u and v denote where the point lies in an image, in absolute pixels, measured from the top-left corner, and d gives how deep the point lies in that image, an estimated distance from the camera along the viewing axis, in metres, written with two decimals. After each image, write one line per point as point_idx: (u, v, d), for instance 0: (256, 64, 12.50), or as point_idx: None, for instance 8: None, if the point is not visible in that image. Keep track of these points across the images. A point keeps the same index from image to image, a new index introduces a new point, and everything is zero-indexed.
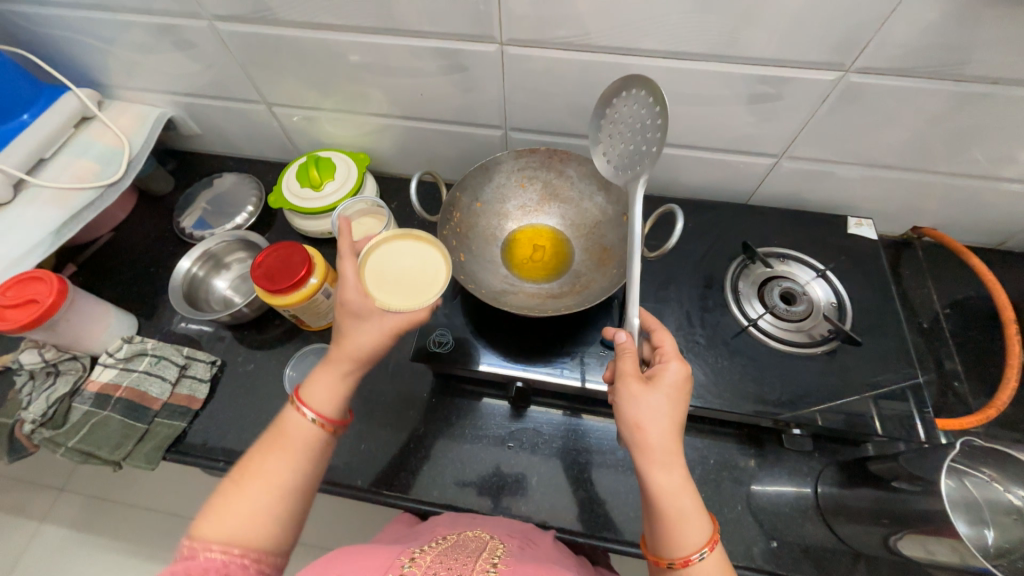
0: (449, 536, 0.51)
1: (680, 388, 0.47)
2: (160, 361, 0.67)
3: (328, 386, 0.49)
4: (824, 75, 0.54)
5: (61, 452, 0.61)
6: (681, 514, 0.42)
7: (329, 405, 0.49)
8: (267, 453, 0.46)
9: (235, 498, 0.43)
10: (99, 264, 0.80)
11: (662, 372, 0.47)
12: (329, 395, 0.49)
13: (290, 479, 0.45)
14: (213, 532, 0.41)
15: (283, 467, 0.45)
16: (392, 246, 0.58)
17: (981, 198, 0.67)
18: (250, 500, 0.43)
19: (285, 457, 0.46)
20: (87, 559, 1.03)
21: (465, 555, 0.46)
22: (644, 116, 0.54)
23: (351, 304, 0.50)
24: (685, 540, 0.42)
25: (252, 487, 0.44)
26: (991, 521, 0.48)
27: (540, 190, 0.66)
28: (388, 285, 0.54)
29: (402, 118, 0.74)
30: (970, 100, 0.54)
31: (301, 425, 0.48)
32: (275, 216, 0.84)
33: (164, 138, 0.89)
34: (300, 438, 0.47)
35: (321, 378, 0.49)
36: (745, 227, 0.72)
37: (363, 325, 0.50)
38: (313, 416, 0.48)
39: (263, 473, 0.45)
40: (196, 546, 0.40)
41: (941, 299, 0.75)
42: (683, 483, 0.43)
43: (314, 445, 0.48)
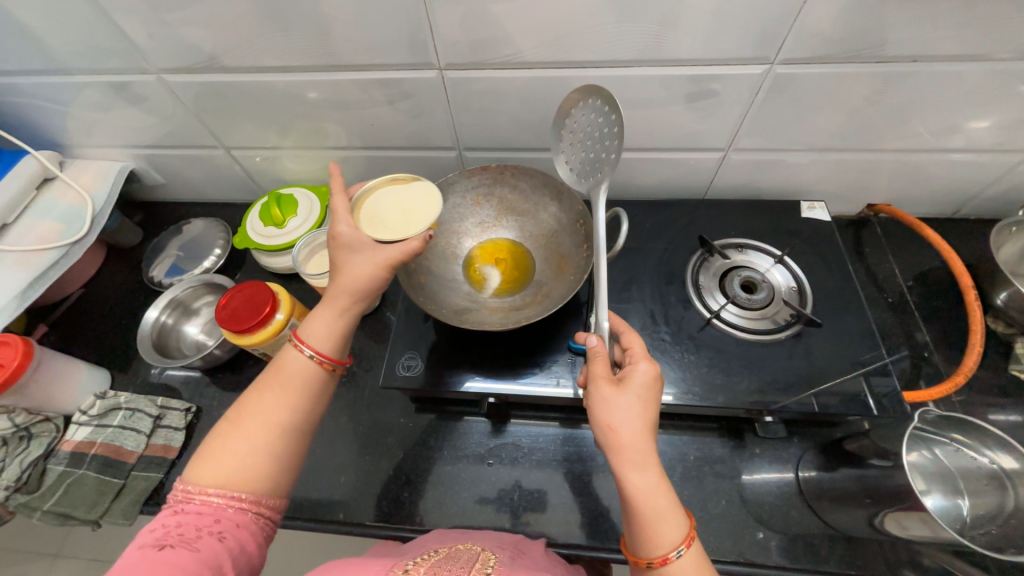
0: (440, 549, 0.50)
1: (650, 388, 0.47)
2: (135, 414, 0.67)
3: (324, 324, 0.50)
4: (753, 69, 0.56)
5: (37, 516, 0.59)
6: (659, 512, 0.42)
7: (326, 342, 0.49)
8: (264, 391, 0.47)
9: (230, 439, 0.44)
10: (70, 322, 0.80)
11: (632, 371, 0.47)
12: (325, 333, 0.49)
13: (287, 418, 0.46)
14: (208, 476, 0.43)
15: (282, 405, 0.46)
16: (378, 192, 0.59)
17: (928, 169, 0.68)
18: (247, 440, 0.44)
19: (283, 395, 0.47)
20: None
21: (458, 566, 0.45)
22: (602, 124, 0.56)
23: (344, 236, 0.51)
24: (663, 538, 0.41)
25: (249, 426, 0.45)
26: (966, 491, 0.49)
27: (496, 206, 0.67)
28: (381, 223, 0.55)
29: (359, 148, 0.76)
30: (898, 78, 0.55)
31: (298, 361, 0.48)
32: (245, 256, 0.85)
33: (129, 190, 0.90)
34: (298, 376, 0.48)
35: (318, 316, 0.50)
36: (703, 221, 0.73)
37: (357, 258, 0.51)
38: (310, 352, 0.48)
39: (259, 413, 0.45)
40: (191, 489, 0.42)
41: (904, 272, 0.76)
42: (658, 480, 0.43)
43: (312, 381, 0.48)
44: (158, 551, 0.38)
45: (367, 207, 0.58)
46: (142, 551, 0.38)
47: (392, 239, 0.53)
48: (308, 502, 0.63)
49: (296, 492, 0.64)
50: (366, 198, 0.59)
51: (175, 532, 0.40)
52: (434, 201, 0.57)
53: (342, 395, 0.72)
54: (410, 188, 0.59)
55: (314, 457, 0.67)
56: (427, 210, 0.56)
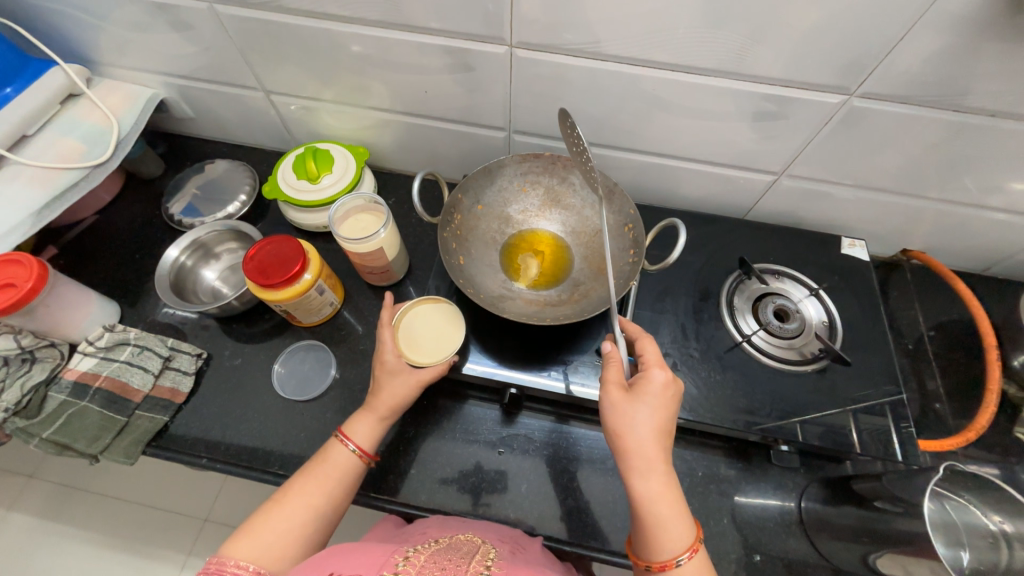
0: (440, 539, 0.50)
1: (661, 397, 0.47)
2: (144, 352, 0.65)
3: (369, 427, 0.55)
4: (830, 98, 0.55)
5: (34, 443, 0.59)
6: (661, 521, 0.43)
7: (369, 441, 0.54)
8: (308, 478, 0.51)
9: (273, 516, 0.48)
10: (82, 248, 0.77)
11: (645, 379, 0.48)
12: (370, 431, 0.54)
13: (325, 505, 0.50)
14: (244, 549, 0.45)
15: (321, 493, 0.50)
16: (417, 308, 0.63)
17: (971, 225, 0.68)
18: (285, 518, 0.48)
19: (324, 484, 0.51)
20: (56, 546, 1.03)
21: (458, 557, 0.45)
22: None
23: (388, 363, 0.55)
24: (665, 546, 0.43)
25: (292, 506, 0.49)
26: (967, 543, 0.49)
27: (542, 195, 0.65)
28: (416, 344, 0.59)
29: (403, 113, 0.73)
30: (966, 130, 0.55)
31: (341, 455, 0.53)
32: (269, 207, 0.82)
33: (154, 119, 0.86)
34: (342, 469, 0.52)
35: (363, 416, 0.55)
36: (742, 241, 0.72)
37: (396, 382, 0.55)
38: (353, 447, 0.53)
39: (304, 492, 0.50)
40: (224, 560, 0.44)
41: (926, 321, 0.76)
42: (665, 492, 0.44)
43: (349, 474, 0.53)
44: None
45: (405, 323, 0.61)
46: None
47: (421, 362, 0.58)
48: None
49: (301, 453, 0.62)
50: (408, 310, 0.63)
51: None
52: (461, 328, 0.61)
53: (357, 362, 0.68)
54: (444, 311, 0.63)
55: (324, 422, 0.64)
56: (455, 337, 0.60)
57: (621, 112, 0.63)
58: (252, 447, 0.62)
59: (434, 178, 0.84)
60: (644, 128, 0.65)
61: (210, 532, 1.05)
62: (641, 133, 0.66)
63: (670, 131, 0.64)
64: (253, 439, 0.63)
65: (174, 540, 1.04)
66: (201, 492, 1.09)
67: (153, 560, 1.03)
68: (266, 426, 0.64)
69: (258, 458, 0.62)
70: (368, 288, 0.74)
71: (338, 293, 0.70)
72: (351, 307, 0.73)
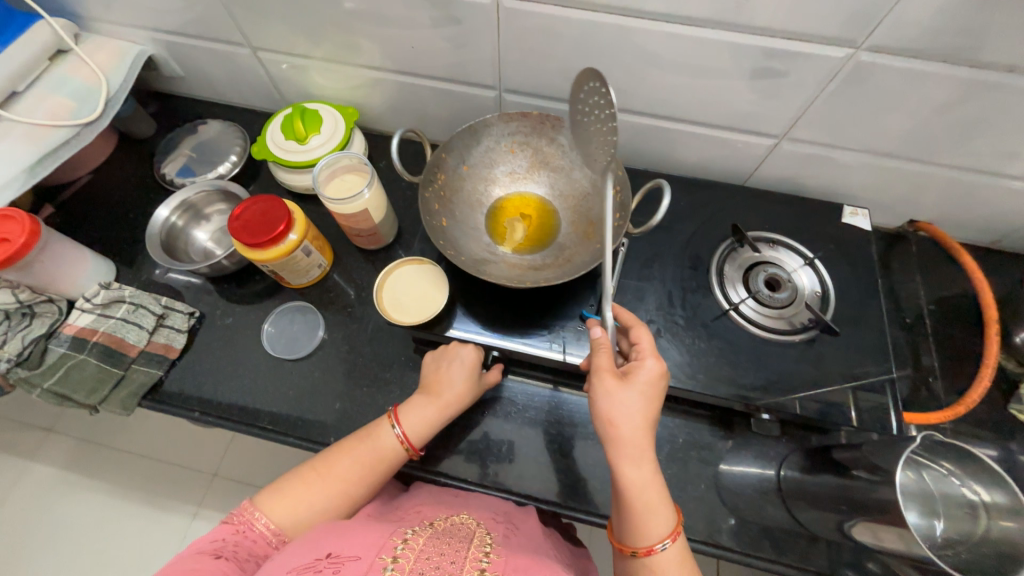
0: (437, 520, 0.51)
1: (654, 385, 0.47)
2: (138, 309, 0.66)
3: (421, 418, 0.56)
4: (835, 52, 0.51)
5: (37, 392, 0.62)
6: (648, 507, 0.43)
7: (416, 432, 0.55)
8: (351, 456, 0.53)
9: (308, 484, 0.51)
10: (78, 207, 0.79)
11: (640, 367, 0.47)
12: (417, 423, 0.55)
13: (356, 487, 0.52)
14: (274, 510, 0.49)
15: (356, 476, 0.52)
16: (409, 268, 0.65)
17: (982, 194, 0.65)
18: (319, 491, 0.51)
19: (363, 464, 0.53)
20: (75, 495, 1.09)
21: (456, 541, 0.47)
22: (603, 108, 0.47)
23: (460, 355, 0.59)
24: (650, 531, 0.43)
25: (328, 478, 0.52)
26: (943, 513, 0.50)
27: (530, 157, 0.63)
28: (399, 303, 0.62)
29: (393, 72, 0.71)
30: (982, 89, 0.51)
31: (388, 437, 0.55)
32: (260, 169, 0.81)
33: (145, 77, 0.85)
34: (384, 452, 0.54)
35: (419, 406, 0.56)
36: (738, 210, 0.70)
37: (457, 379, 0.58)
38: (399, 433, 0.55)
39: (342, 469, 0.52)
40: (255, 514, 0.49)
41: (927, 295, 0.74)
42: (653, 481, 0.44)
43: (390, 463, 0.54)
44: (214, 558, 0.44)
45: (392, 281, 0.64)
46: (200, 555, 0.43)
47: (399, 319, 0.60)
48: (302, 423, 0.63)
49: (290, 410, 0.64)
50: (400, 269, 0.65)
51: (229, 547, 0.45)
52: (442, 292, 0.62)
53: (344, 324, 0.69)
54: (430, 275, 0.64)
55: (312, 380, 0.66)
56: (434, 301, 0.61)
57: (614, 68, 0.60)
58: (242, 403, 0.64)
59: (417, 136, 0.83)
60: (640, 86, 0.62)
61: (218, 486, 1.10)
62: (634, 93, 0.63)
63: (666, 90, 0.61)
64: (243, 396, 0.65)
65: (183, 493, 1.10)
66: (208, 449, 1.13)
67: (164, 510, 1.08)
68: (256, 384, 0.66)
69: (248, 413, 0.64)
70: (356, 251, 0.74)
71: (327, 255, 0.70)
72: (341, 270, 0.73)
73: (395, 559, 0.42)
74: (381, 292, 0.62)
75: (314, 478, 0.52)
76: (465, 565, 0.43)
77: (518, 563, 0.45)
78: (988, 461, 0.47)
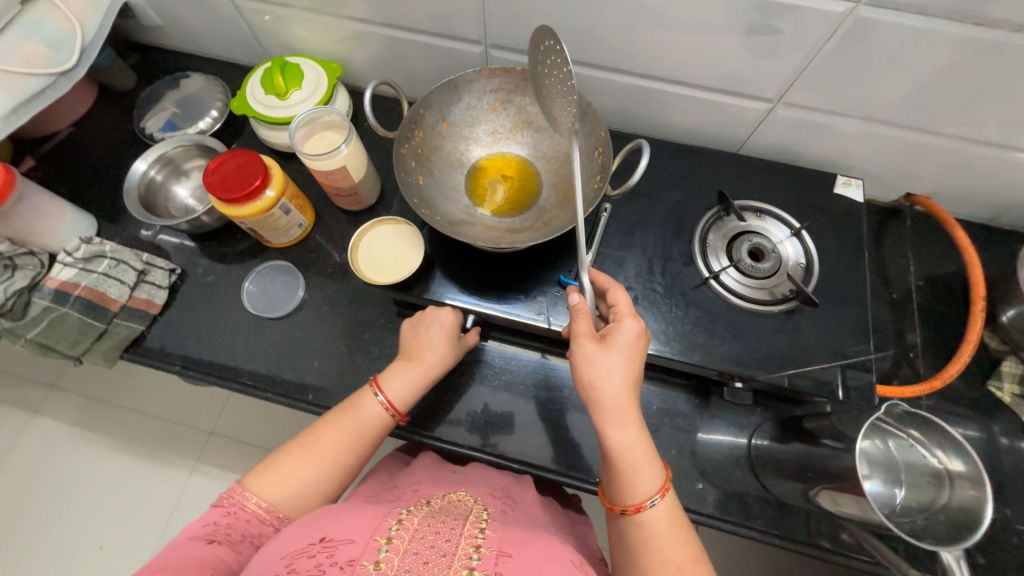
0: (434, 499, 0.48)
1: (634, 345, 0.46)
2: (119, 265, 0.66)
3: (406, 383, 0.55)
4: (833, 6, 0.48)
5: (21, 342, 0.63)
6: (634, 467, 0.43)
7: (401, 397, 0.54)
8: (337, 428, 0.51)
9: (295, 462, 0.49)
10: (59, 161, 0.78)
11: (619, 329, 0.47)
12: (401, 388, 0.54)
13: (346, 459, 0.50)
14: (264, 489, 0.47)
15: (344, 448, 0.50)
16: (388, 228, 0.64)
17: (982, 167, 0.63)
18: (308, 468, 0.49)
19: (350, 436, 0.51)
20: (77, 448, 1.13)
21: (453, 518, 0.44)
22: (562, 67, 0.48)
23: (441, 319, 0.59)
24: (638, 489, 0.43)
25: (314, 454, 0.49)
26: (905, 482, 0.51)
27: (513, 116, 0.61)
28: (374, 261, 0.61)
29: (376, 24, 0.68)
30: (988, 50, 0.48)
31: (373, 406, 0.53)
32: (242, 125, 0.80)
33: (123, 27, 0.82)
34: (369, 421, 0.52)
35: (401, 372, 0.55)
36: (728, 178, 0.68)
37: (440, 343, 0.58)
38: (384, 401, 0.53)
39: (328, 442, 0.50)
40: (245, 496, 0.47)
41: (917, 272, 0.73)
42: (638, 438, 0.44)
43: (379, 429, 0.53)
44: (207, 543, 0.42)
45: (369, 239, 0.63)
46: (193, 540, 0.42)
47: (371, 276, 0.60)
48: (281, 380, 0.64)
49: (270, 367, 0.65)
50: (379, 228, 0.64)
51: (224, 530, 0.44)
52: (417, 253, 0.61)
53: (325, 285, 0.69)
54: (408, 236, 0.63)
55: (291, 339, 0.66)
56: (409, 261, 0.61)
57: (602, 23, 0.57)
58: (223, 359, 0.65)
59: (390, 89, 0.80)
60: (629, 43, 0.59)
61: (215, 443, 1.14)
62: (625, 50, 0.60)
63: (658, 47, 0.58)
64: (224, 352, 0.66)
65: (181, 448, 1.13)
66: (205, 407, 1.16)
67: (163, 464, 1.12)
68: (236, 340, 0.66)
69: (229, 369, 0.65)
70: (338, 212, 0.73)
71: (307, 215, 0.69)
72: (323, 230, 0.72)
73: (389, 543, 0.38)
74: (357, 248, 0.62)
75: (300, 456, 0.49)
76: (461, 544, 0.39)
77: (517, 538, 0.41)
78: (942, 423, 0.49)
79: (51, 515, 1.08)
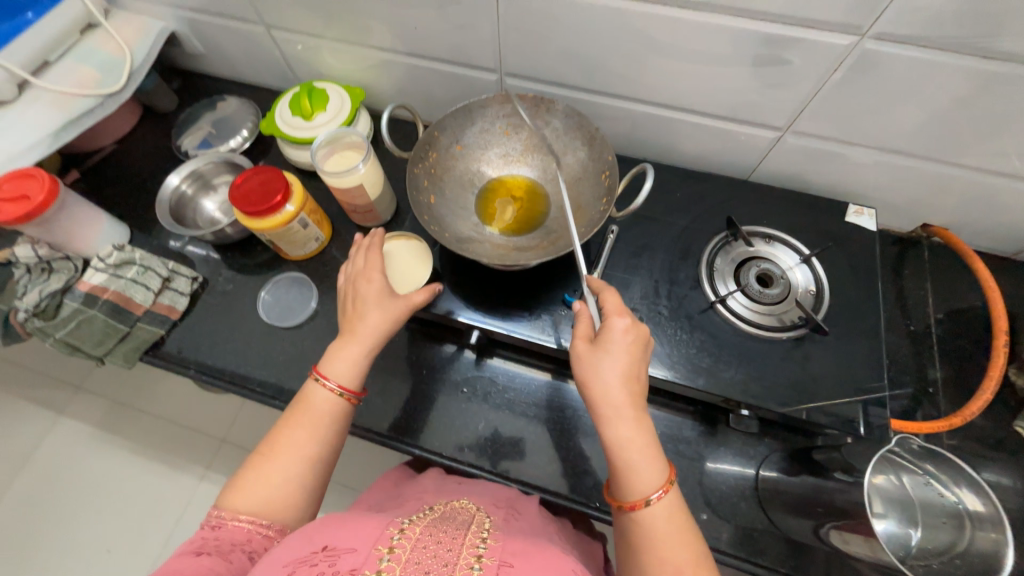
0: (436, 507, 0.48)
1: (628, 343, 0.45)
2: (146, 272, 0.70)
3: (346, 359, 0.52)
4: (838, 39, 0.49)
5: (50, 340, 0.67)
6: (629, 466, 0.42)
7: (347, 375, 0.52)
8: (294, 426, 0.50)
9: (264, 470, 0.47)
10: (101, 174, 0.83)
11: (613, 331, 0.46)
12: (346, 369, 0.52)
13: (314, 450, 0.49)
14: (242, 502, 0.46)
15: (309, 441, 0.49)
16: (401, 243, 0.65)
17: (1002, 199, 0.61)
18: (279, 471, 0.47)
19: (311, 429, 0.50)
20: (94, 449, 1.16)
21: (454, 528, 0.43)
22: None
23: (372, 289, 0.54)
24: (634, 488, 0.42)
25: (280, 457, 0.48)
26: (921, 522, 0.48)
27: (524, 140, 0.63)
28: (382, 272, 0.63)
29: (399, 53, 0.72)
30: (999, 82, 0.48)
31: (322, 395, 0.51)
32: (270, 145, 0.84)
33: (169, 54, 0.89)
34: (324, 410, 0.51)
35: (339, 355, 0.52)
36: (737, 205, 0.69)
37: (373, 309, 0.53)
38: (334, 387, 0.51)
39: (292, 443, 0.49)
40: (224, 514, 0.45)
41: (937, 304, 0.71)
42: (634, 437, 0.42)
43: (336, 412, 0.51)
44: (196, 556, 0.41)
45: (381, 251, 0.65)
46: (183, 556, 0.41)
47: None
48: (289, 388, 0.65)
49: (279, 375, 0.66)
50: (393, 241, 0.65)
51: (213, 543, 0.43)
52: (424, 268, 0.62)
53: (337, 297, 0.71)
54: (418, 252, 0.64)
55: (302, 348, 0.68)
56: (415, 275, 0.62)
57: (614, 53, 0.59)
58: (235, 366, 0.67)
59: (405, 112, 0.83)
60: (639, 72, 0.61)
61: (225, 451, 1.15)
62: (636, 78, 0.62)
63: (664, 77, 0.60)
64: (237, 359, 0.68)
65: (192, 455, 1.15)
66: (218, 415, 1.18)
67: (173, 470, 1.14)
68: (249, 348, 0.68)
69: (240, 375, 0.67)
70: (354, 228, 0.76)
71: (325, 229, 0.72)
72: (339, 245, 0.75)
73: (390, 552, 0.38)
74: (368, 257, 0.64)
75: (264, 463, 0.48)
76: (462, 555, 0.39)
77: (518, 548, 0.41)
78: (954, 459, 0.48)
79: (64, 516, 1.10)
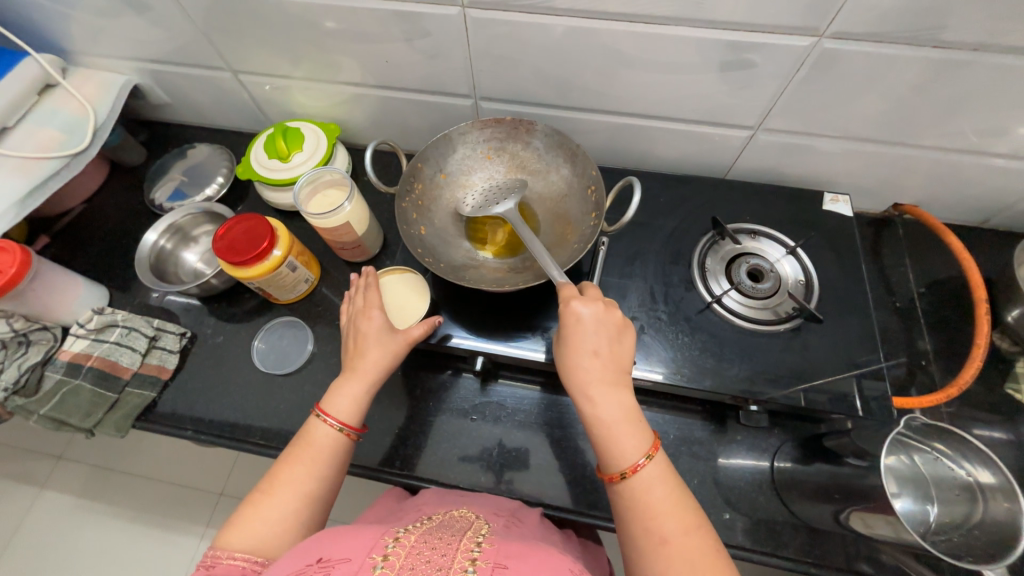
0: (433, 517, 0.47)
1: (592, 327, 0.47)
2: (131, 332, 0.68)
3: (348, 396, 0.51)
4: (799, 40, 0.51)
5: (34, 419, 0.63)
6: (603, 441, 0.44)
7: (349, 412, 0.51)
8: (296, 461, 0.48)
9: (263, 506, 0.46)
10: (72, 236, 0.80)
11: (573, 316, 0.47)
12: (350, 405, 0.51)
13: (315, 485, 0.48)
14: (237, 539, 0.44)
15: (311, 478, 0.48)
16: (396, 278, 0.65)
17: (966, 174, 0.64)
18: (278, 507, 0.46)
19: (313, 466, 0.48)
20: (84, 521, 1.10)
21: (449, 535, 0.42)
22: None
23: (374, 325, 0.54)
24: (608, 462, 0.44)
25: (280, 493, 0.46)
26: (938, 498, 0.50)
27: (507, 162, 0.64)
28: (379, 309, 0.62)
29: (371, 86, 0.72)
30: (952, 68, 0.51)
31: (325, 431, 0.50)
32: (247, 189, 0.83)
33: (133, 106, 0.87)
34: (326, 448, 0.50)
35: (342, 392, 0.51)
36: (719, 203, 0.70)
37: (374, 345, 0.53)
38: (337, 424, 0.50)
39: (293, 480, 0.47)
40: (218, 553, 0.43)
41: (917, 279, 0.74)
42: (605, 414, 0.45)
43: (338, 449, 0.50)
44: None
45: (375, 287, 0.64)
46: None
47: None
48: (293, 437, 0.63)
49: (281, 424, 0.64)
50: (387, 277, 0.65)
51: None
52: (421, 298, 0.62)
53: (333, 337, 0.70)
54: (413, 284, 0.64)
55: (302, 394, 0.66)
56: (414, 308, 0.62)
57: (586, 70, 0.61)
58: (234, 420, 0.65)
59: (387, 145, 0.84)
60: (612, 86, 0.62)
61: (225, 505, 1.11)
62: (608, 92, 0.63)
63: (636, 88, 0.62)
64: (235, 413, 0.66)
65: (190, 513, 1.10)
66: (214, 468, 1.14)
67: (172, 532, 1.09)
68: (247, 400, 0.66)
69: (240, 429, 0.64)
70: (343, 264, 0.75)
71: (314, 269, 0.71)
72: (329, 283, 0.73)
73: (385, 559, 0.36)
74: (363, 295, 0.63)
75: (264, 499, 0.46)
76: (456, 559, 0.37)
77: (514, 550, 0.40)
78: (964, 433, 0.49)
79: None
